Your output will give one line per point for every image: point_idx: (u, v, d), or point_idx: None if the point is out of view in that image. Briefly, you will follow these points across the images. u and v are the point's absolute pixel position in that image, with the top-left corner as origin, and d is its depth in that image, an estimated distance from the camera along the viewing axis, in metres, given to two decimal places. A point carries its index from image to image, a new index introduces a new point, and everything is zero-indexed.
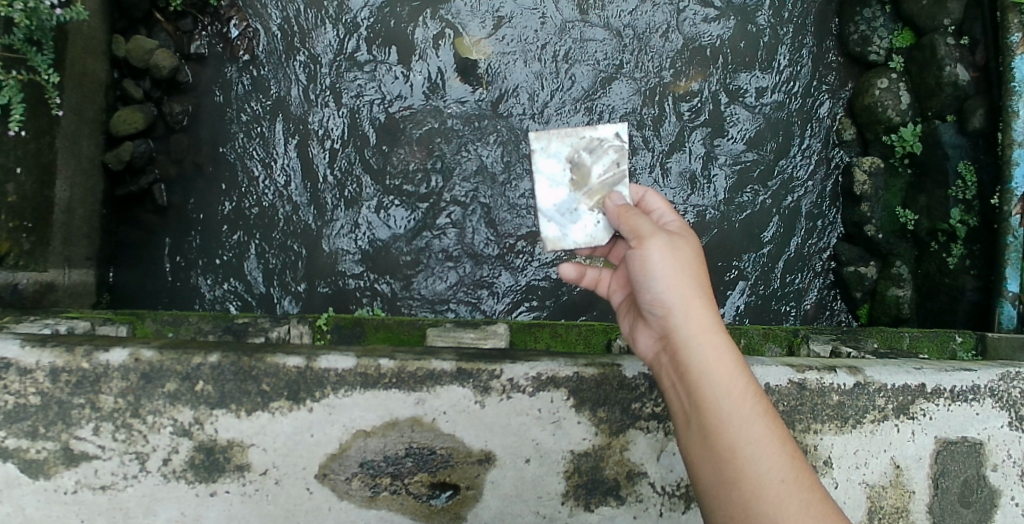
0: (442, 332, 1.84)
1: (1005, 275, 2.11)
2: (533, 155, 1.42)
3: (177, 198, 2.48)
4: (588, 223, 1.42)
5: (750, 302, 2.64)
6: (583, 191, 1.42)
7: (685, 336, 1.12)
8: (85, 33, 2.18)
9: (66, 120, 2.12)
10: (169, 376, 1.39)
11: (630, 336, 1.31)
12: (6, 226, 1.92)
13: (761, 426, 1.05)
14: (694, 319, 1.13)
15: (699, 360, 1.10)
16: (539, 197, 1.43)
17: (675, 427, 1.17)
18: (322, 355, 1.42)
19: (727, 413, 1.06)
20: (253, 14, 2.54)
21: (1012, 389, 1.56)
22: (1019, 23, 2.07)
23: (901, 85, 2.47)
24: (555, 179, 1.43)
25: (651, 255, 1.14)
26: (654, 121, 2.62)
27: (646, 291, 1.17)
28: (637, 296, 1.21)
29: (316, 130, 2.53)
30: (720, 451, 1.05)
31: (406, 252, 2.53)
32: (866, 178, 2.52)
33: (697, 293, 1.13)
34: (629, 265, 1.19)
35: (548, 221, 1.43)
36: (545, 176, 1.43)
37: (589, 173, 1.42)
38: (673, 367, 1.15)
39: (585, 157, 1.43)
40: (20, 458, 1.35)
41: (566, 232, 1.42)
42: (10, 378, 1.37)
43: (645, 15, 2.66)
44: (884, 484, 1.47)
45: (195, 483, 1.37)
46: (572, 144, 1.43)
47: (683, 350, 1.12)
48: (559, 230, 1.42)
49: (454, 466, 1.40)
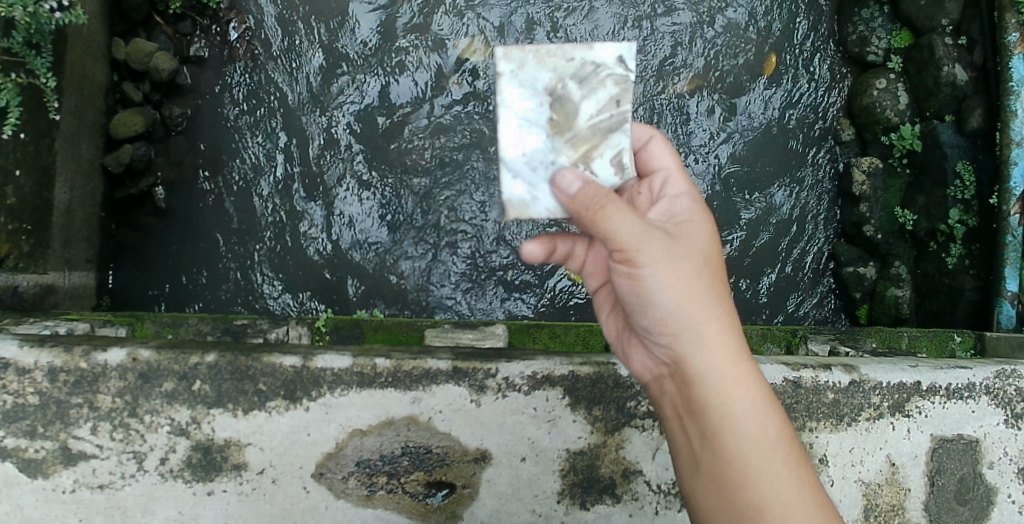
0: (441, 333, 1.85)
1: (1004, 274, 2.11)
2: (502, 79, 1.16)
3: (176, 200, 2.49)
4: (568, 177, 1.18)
5: (748, 302, 2.64)
6: (565, 136, 1.18)
7: (699, 370, 1.09)
8: (85, 36, 2.19)
9: (65, 122, 2.13)
10: (167, 376, 1.39)
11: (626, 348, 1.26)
12: (5, 229, 1.93)
13: (774, 452, 1.05)
14: (707, 353, 1.09)
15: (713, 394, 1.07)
16: (506, 141, 1.17)
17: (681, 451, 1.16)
18: (319, 354, 1.43)
19: (741, 444, 1.05)
20: (253, 17, 2.55)
21: (1008, 387, 1.56)
22: (1017, 22, 2.08)
23: (900, 85, 2.48)
24: (529, 116, 1.17)
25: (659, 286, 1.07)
26: (652, 121, 2.62)
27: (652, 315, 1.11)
28: (641, 319, 1.15)
29: (315, 131, 2.54)
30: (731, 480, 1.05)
31: (404, 253, 2.53)
32: (866, 178, 2.54)
33: (710, 324, 1.09)
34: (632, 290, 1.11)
35: (514, 177, 1.18)
36: (517, 110, 1.17)
37: (574, 113, 1.18)
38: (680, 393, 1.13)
39: (571, 92, 1.18)
40: (18, 457, 1.36)
41: (538, 185, 1.17)
42: (8, 378, 1.38)
43: (643, 16, 2.66)
44: (880, 482, 1.48)
45: (192, 482, 1.38)
46: (555, 73, 1.17)
47: (696, 384, 1.09)
48: (527, 186, 1.17)
49: (451, 465, 1.41)
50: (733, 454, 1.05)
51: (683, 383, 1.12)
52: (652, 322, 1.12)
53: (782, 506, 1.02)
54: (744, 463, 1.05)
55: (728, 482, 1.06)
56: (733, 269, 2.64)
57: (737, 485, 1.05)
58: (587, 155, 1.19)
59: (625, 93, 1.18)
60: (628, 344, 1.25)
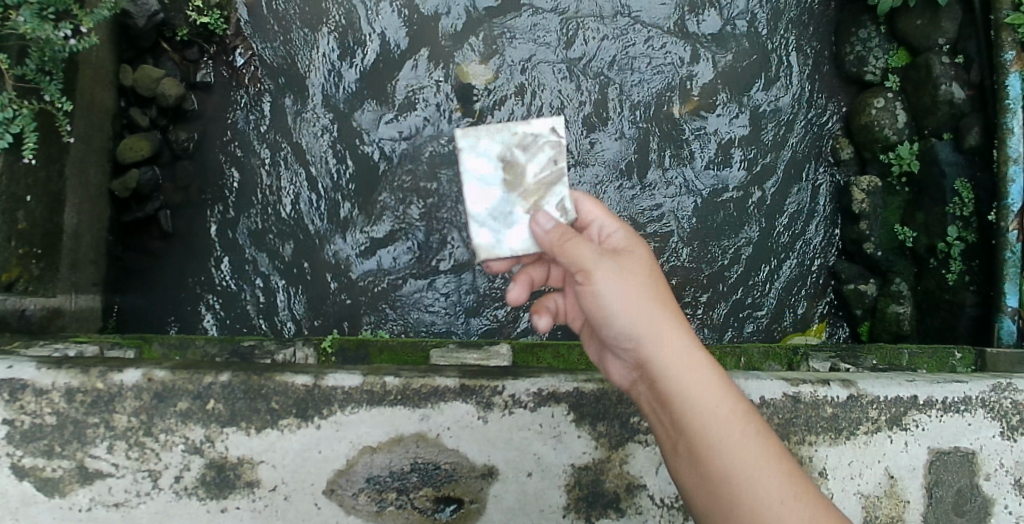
0: (446, 353, 1.90)
1: (1004, 291, 2.15)
2: (460, 152, 1.32)
3: (183, 223, 2.54)
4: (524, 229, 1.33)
5: (749, 319, 2.68)
6: (517, 191, 1.33)
7: (662, 362, 1.12)
8: (95, 65, 2.26)
9: (75, 147, 2.18)
10: (181, 395, 1.43)
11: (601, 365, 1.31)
12: (17, 253, 1.98)
13: (737, 430, 1.07)
14: (667, 344, 1.12)
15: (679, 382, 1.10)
16: (471, 196, 1.33)
17: (670, 456, 1.16)
18: (330, 373, 1.47)
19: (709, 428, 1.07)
20: (261, 42, 2.61)
21: (1003, 400, 1.59)
22: (1013, 41, 2.15)
23: (898, 104, 2.53)
24: (486, 180, 1.33)
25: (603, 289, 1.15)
26: (653, 142, 2.70)
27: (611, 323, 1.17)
28: (603, 330, 1.20)
29: (322, 154, 2.60)
30: (719, 483, 1.05)
31: (411, 274, 2.58)
32: (864, 197, 2.59)
33: (659, 316, 1.14)
34: (585, 300, 1.19)
35: (480, 226, 1.33)
36: (475, 177, 1.33)
37: (522, 171, 1.33)
38: (654, 396, 1.16)
39: (517, 155, 1.33)
40: (36, 476, 1.39)
41: (500, 237, 1.33)
42: (27, 399, 1.41)
43: (642, 42, 2.74)
44: (879, 494, 1.50)
45: (206, 500, 1.41)
46: (503, 141, 1.32)
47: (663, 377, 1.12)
48: (493, 232, 1.33)
49: (458, 481, 1.44)
50: (712, 441, 1.06)
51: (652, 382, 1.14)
52: (616, 331, 1.17)
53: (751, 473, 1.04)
54: (724, 441, 1.06)
55: (712, 474, 1.06)
56: (735, 286, 2.68)
57: (724, 478, 1.04)
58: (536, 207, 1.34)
59: (560, 148, 1.33)
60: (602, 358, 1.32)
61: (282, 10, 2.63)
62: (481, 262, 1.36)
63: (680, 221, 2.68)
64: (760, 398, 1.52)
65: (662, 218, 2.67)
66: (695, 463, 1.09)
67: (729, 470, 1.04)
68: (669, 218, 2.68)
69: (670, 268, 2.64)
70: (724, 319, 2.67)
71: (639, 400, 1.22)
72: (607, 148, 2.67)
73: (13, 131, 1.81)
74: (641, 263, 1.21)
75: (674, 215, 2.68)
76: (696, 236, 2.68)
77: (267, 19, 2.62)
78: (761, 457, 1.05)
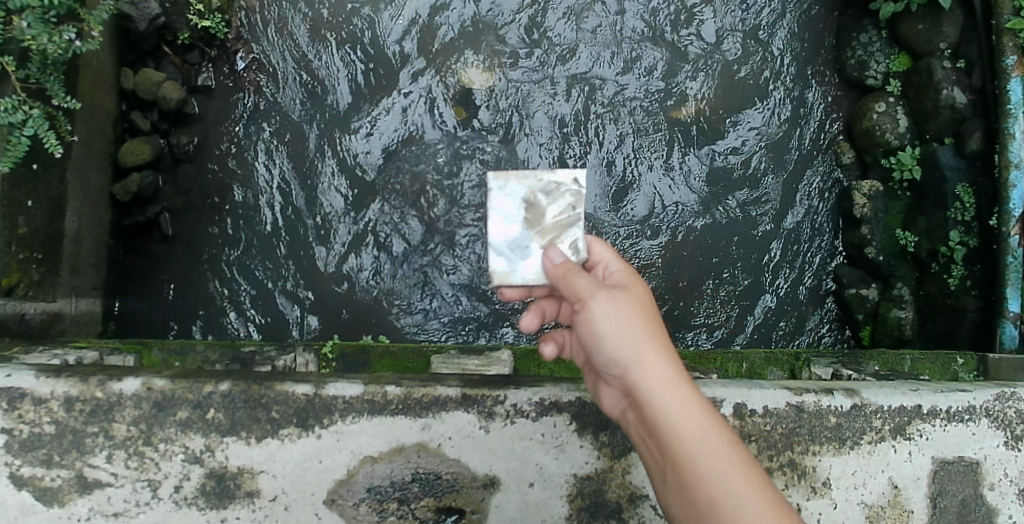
0: (447, 360, 1.88)
1: (1006, 296, 2.15)
2: (489, 192, 1.34)
3: (185, 227, 2.53)
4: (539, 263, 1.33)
5: (751, 325, 2.67)
6: (536, 230, 1.34)
7: (646, 385, 1.12)
8: (96, 68, 2.25)
9: (76, 152, 2.17)
10: (181, 404, 1.43)
11: (597, 396, 1.32)
12: (17, 258, 1.97)
13: (718, 454, 1.05)
14: (651, 367, 1.13)
15: (662, 405, 1.10)
16: (493, 226, 1.34)
17: (659, 485, 1.15)
18: (331, 382, 1.46)
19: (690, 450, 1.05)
20: (261, 46, 2.61)
21: (1007, 409, 1.58)
22: (1014, 46, 2.14)
23: (900, 108, 2.53)
24: (509, 217, 1.35)
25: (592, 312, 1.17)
26: (654, 147, 2.69)
27: (599, 347, 1.18)
28: (594, 356, 1.22)
29: (323, 159, 2.59)
30: (700, 506, 1.02)
31: (411, 279, 2.57)
32: (866, 201, 2.58)
33: (646, 340, 1.14)
34: (579, 326, 1.21)
35: (497, 255, 1.34)
36: (499, 213, 1.34)
37: (544, 213, 1.34)
38: (641, 419, 1.16)
39: (541, 199, 1.34)
40: (34, 486, 1.38)
41: (514, 267, 1.33)
42: (25, 408, 1.40)
43: (643, 46, 2.73)
44: (882, 504, 1.49)
45: (206, 510, 1.40)
46: (530, 185, 1.34)
47: (646, 400, 1.11)
48: (508, 262, 1.34)
49: (460, 491, 1.43)
50: (692, 464, 1.04)
51: (638, 406, 1.15)
52: (604, 356, 1.18)
53: (731, 495, 1.00)
54: (704, 459, 1.04)
55: (694, 493, 1.04)
56: (736, 292, 2.67)
57: (704, 497, 1.02)
58: (553, 244, 1.34)
59: (584, 198, 1.33)
60: (598, 389, 1.32)
61: (282, 15, 2.63)
62: (496, 288, 1.36)
63: (681, 226, 2.67)
64: (763, 408, 1.52)
65: (663, 223, 2.67)
66: (679, 488, 1.07)
67: (709, 488, 1.02)
68: (669, 224, 2.67)
69: (671, 274, 2.63)
70: (726, 325, 2.65)
71: (630, 429, 1.22)
72: (608, 153, 2.67)
73: (26, 134, 1.80)
74: (634, 291, 1.24)
75: (676, 220, 2.68)
76: (698, 241, 2.67)
77: (267, 23, 2.62)
78: (742, 478, 1.03)
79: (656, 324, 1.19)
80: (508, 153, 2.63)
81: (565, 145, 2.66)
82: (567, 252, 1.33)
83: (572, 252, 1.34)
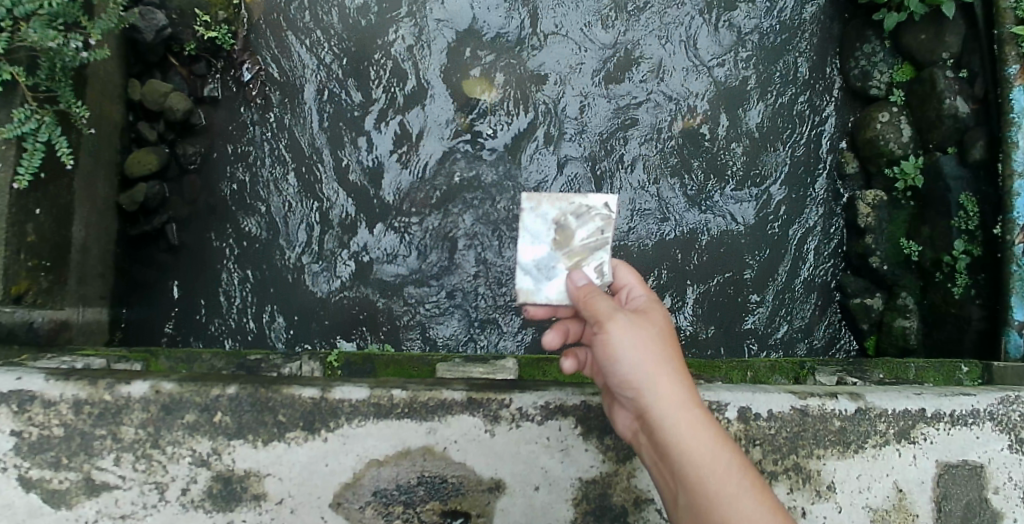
0: (453, 367, 1.92)
1: (1010, 304, 2.15)
2: (522, 213, 1.40)
3: (189, 236, 2.55)
4: (564, 282, 1.38)
5: (755, 332, 2.67)
6: (563, 250, 1.39)
7: (663, 412, 1.13)
8: (105, 79, 2.28)
9: (83, 161, 2.20)
10: (190, 407, 1.44)
11: (610, 414, 1.35)
12: (26, 266, 1.99)
13: (730, 481, 1.07)
14: (668, 395, 1.14)
15: (676, 432, 1.11)
16: (523, 246, 1.39)
17: (670, 507, 1.18)
18: (337, 386, 1.47)
19: (705, 479, 1.07)
20: (269, 58, 2.64)
21: (1011, 413, 1.58)
22: (1016, 55, 2.18)
23: (902, 118, 2.54)
24: (538, 236, 1.40)
25: (612, 338, 1.16)
26: (658, 155, 2.71)
27: (615, 373, 1.19)
28: (608, 378, 1.23)
29: (329, 170, 2.62)
30: None
31: (417, 287, 2.58)
32: (870, 211, 2.60)
33: (664, 366, 1.15)
34: (596, 349, 1.21)
35: (525, 273, 1.39)
36: (529, 232, 1.40)
37: (572, 235, 1.40)
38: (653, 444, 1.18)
39: (571, 222, 1.40)
40: (43, 488, 1.39)
41: (540, 286, 1.38)
42: (34, 410, 1.42)
43: (644, 57, 2.76)
44: (887, 508, 1.49)
45: (212, 513, 1.41)
46: (561, 208, 1.40)
47: (662, 428, 1.13)
48: (535, 280, 1.39)
49: (466, 494, 1.43)
50: (706, 492, 1.07)
51: (652, 431, 1.16)
52: (620, 382, 1.19)
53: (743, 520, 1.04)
54: (716, 488, 1.07)
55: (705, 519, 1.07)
56: (740, 300, 2.68)
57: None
58: (579, 265, 1.39)
59: (613, 224, 1.39)
60: (612, 407, 1.34)
61: (290, 27, 2.67)
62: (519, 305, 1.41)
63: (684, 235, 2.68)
64: (767, 412, 1.52)
65: (666, 230, 2.67)
66: (692, 514, 1.10)
67: (720, 516, 1.05)
68: (672, 231, 2.67)
69: (676, 282, 2.64)
70: (730, 332, 2.66)
71: (641, 451, 1.25)
72: (614, 161, 2.69)
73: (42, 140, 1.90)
74: (655, 318, 1.24)
75: (681, 228, 2.68)
76: (699, 249, 2.68)
77: (275, 36, 2.65)
78: (753, 506, 1.05)
79: (674, 350, 1.19)
80: (513, 161, 2.65)
81: (567, 155, 2.68)
82: (592, 275, 1.38)
83: (596, 275, 1.39)
